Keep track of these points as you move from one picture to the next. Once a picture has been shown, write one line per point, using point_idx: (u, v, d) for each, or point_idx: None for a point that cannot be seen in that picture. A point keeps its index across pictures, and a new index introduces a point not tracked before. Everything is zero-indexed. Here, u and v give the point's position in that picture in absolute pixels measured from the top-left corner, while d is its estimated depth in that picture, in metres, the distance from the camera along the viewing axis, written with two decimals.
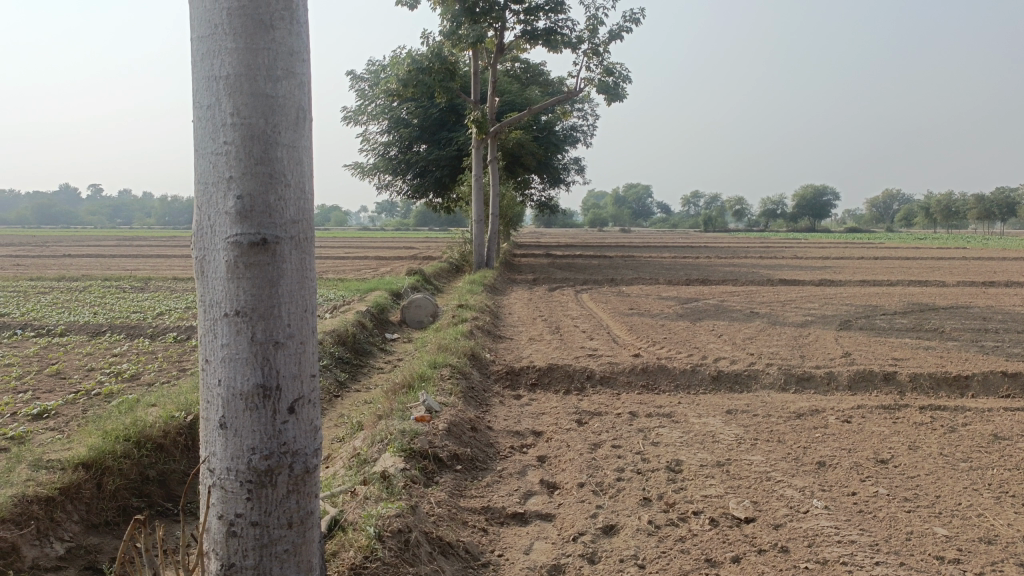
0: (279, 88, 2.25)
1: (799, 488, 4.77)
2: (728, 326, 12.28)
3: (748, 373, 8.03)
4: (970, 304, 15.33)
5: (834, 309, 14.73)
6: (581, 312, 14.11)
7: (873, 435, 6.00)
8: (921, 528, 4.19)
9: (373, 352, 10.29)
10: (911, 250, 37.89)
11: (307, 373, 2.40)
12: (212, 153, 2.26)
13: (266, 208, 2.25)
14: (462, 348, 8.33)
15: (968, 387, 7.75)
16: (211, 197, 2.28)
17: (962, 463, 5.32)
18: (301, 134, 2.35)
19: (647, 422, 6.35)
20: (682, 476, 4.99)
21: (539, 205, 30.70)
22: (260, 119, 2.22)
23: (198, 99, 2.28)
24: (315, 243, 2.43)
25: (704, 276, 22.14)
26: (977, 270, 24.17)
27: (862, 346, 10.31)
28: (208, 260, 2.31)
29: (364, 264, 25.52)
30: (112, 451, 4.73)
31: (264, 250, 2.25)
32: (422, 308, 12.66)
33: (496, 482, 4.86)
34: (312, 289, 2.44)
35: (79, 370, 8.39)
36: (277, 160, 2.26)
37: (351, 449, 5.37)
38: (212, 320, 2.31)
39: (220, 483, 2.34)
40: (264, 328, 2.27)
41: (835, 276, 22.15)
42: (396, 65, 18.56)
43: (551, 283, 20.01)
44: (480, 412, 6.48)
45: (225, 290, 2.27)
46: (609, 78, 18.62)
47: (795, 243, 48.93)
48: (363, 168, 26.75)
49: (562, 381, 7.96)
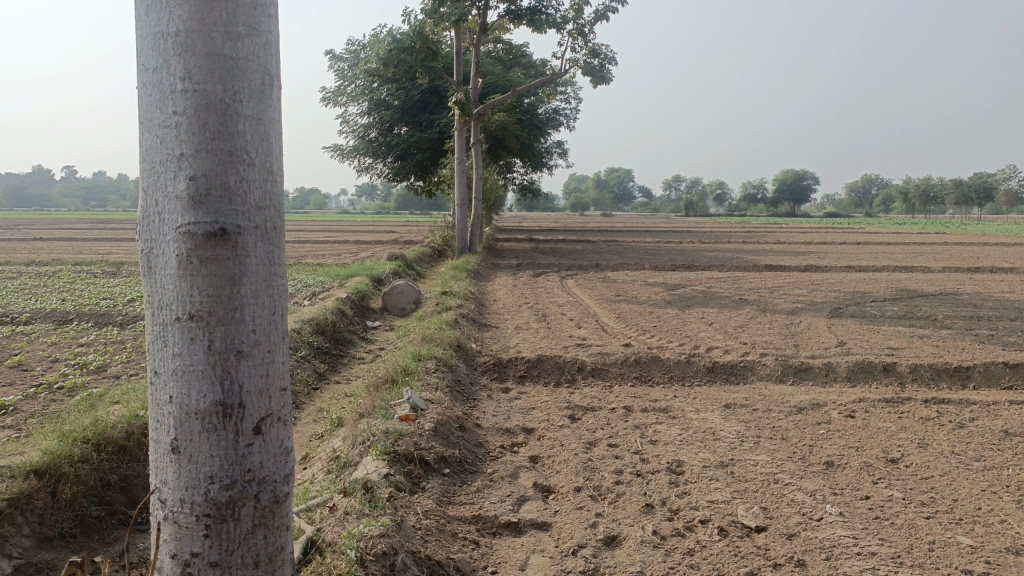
0: (240, 48, 1.87)
1: (809, 493, 4.48)
2: (717, 313, 11.99)
3: (744, 364, 7.74)
4: (959, 290, 15.15)
5: (823, 295, 14.53)
6: (567, 298, 13.77)
7: (879, 431, 5.74)
8: (944, 538, 3.91)
9: (354, 341, 9.89)
10: (894, 235, 37.76)
11: (277, 387, 2.04)
12: (160, 125, 1.88)
13: (224, 192, 1.88)
14: (447, 338, 7.99)
15: (969, 379, 7.51)
16: (159, 178, 1.90)
17: (975, 462, 5.05)
18: (268, 103, 1.96)
19: (642, 418, 6.03)
20: (685, 479, 4.68)
21: (521, 189, 30.33)
22: (217, 84, 1.85)
23: (143, 61, 1.90)
24: (286, 233, 2.06)
25: (688, 261, 21.81)
26: (960, 255, 24.04)
27: (856, 335, 10.07)
28: (156, 253, 1.94)
29: (343, 249, 25.05)
30: (69, 455, 4.32)
31: (223, 242, 1.88)
32: (404, 294, 12.25)
33: (487, 486, 4.52)
34: (283, 289, 2.07)
35: (43, 361, 7.94)
36: (238, 135, 1.89)
37: (331, 451, 5.01)
38: (162, 325, 1.94)
39: (173, 517, 1.99)
40: (223, 335, 1.90)
41: (820, 262, 21.97)
42: (377, 44, 18.07)
43: (536, 268, 19.67)
44: (467, 408, 6.14)
45: (176, 289, 1.90)
46: (594, 60, 18.23)
47: (779, 228, 48.97)
48: (343, 151, 26.28)
49: (552, 372, 7.64)
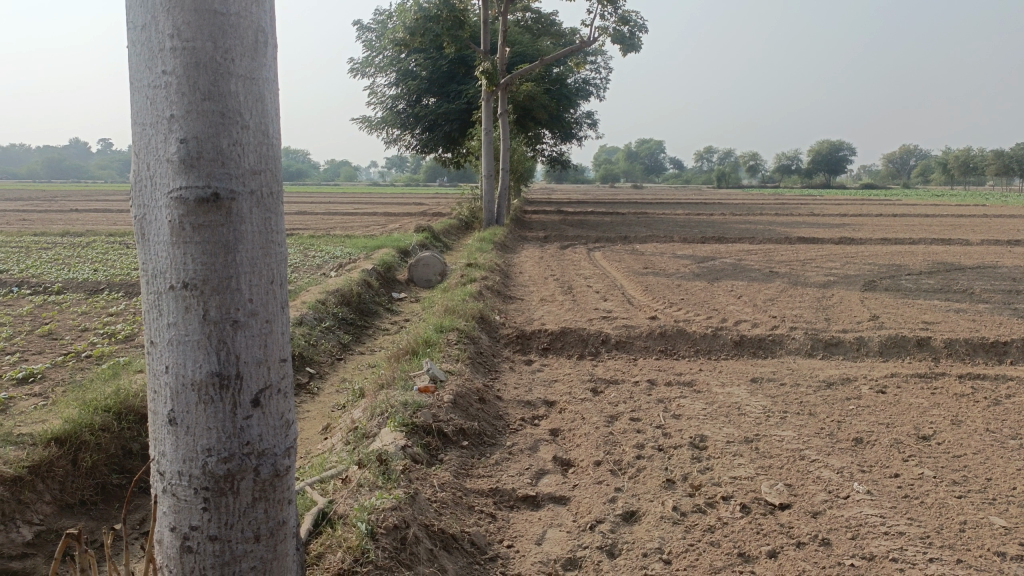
0: (231, 4, 1.79)
1: (836, 470, 4.36)
2: (747, 286, 11.78)
3: (773, 338, 7.58)
4: (997, 263, 14.72)
5: (856, 268, 14.20)
6: (594, 271, 13.65)
7: (911, 407, 5.58)
8: (976, 518, 3.77)
9: (378, 313, 9.89)
10: (930, 207, 36.83)
11: (275, 358, 1.98)
12: (149, 86, 1.80)
13: (217, 154, 1.80)
14: (470, 310, 7.94)
15: (1006, 354, 7.28)
16: (150, 142, 1.83)
17: (1011, 441, 4.88)
18: (262, 63, 1.88)
19: (666, 392, 5.94)
20: (707, 454, 4.59)
21: (550, 160, 30.09)
22: (207, 41, 1.76)
23: (131, 18, 1.82)
24: (284, 199, 1.98)
25: (719, 233, 21.48)
26: (998, 228, 23.42)
27: (889, 309, 9.84)
28: (150, 220, 1.87)
29: (372, 221, 25.06)
30: (89, 424, 4.35)
31: (216, 208, 1.81)
32: (430, 266, 12.19)
33: (505, 459, 4.47)
34: (282, 256, 2.00)
35: (72, 331, 8.02)
36: (230, 96, 1.81)
37: (350, 422, 5.00)
38: (156, 293, 1.88)
39: (171, 490, 1.96)
40: (218, 304, 1.84)
41: (854, 234, 21.49)
42: (404, 13, 17.86)
43: (563, 240, 19.53)
44: (488, 380, 6.09)
45: (169, 256, 1.84)
46: (624, 27, 17.88)
47: (813, 200, 47.94)
48: (371, 122, 26.22)
49: (576, 345, 7.56)
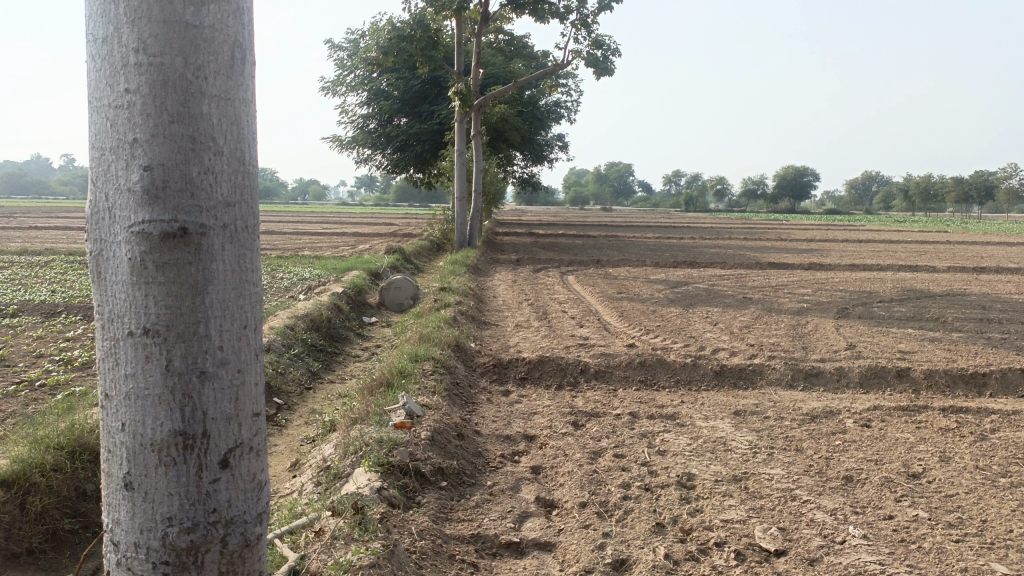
0: (205, 17, 1.59)
1: (829, 512, 4.21)
2: (722, 312, 11.72)
3: (753, 368, 7.46)
4: (966, 291, 14.84)
5: (828, 294, 14.22)
6: (568, 295, 13.49)
7: (897, 443, 5.47)
8: (976, 564, 3.64)
9: (349, 338, 9.61)
10: (896, 233, 37.35)
11: (248, 413, 1.75)
12: (110, 106, 1.59)
13: (186, 184, 1.60)
14: (446, 338, 7.71)
15: (985, 386, 7.23)
16: (109, 169, 1.62)
17: (1002, 478, 4.78)
18: (240, 81, 1.67)
19: (650, 426, 5.76)
20: (696, 495, 4.41)
21: (521, 182, 30.10)
22: (177, 57, 1.56)
23: (91, 30, 1.62)
24: (260, 232, 1.76)
25: (690, 258, 21.51)
26: (963, 255, 23.76)
27: (864, 337, 9.81)
28: (107, 256, 1.65)
29: (341, 242, 24.72)
30: (40, 464, 4.06)
31: (183, 245, 1.60)
32: (402, 290, 11.94)
33: (487, 501, 4.23)
34: (257, 298, 1.77)
35: (27, 357, 7.64)
36: (201, 119, 1.60)
37: (321, 459, 4.75)
38: (112, 339, 1.66)
39: (127, 563, 1.73)
40: (184, 353, 1.62)
41: (824, 260, 21.64)
42: (377, 33, 17.74)
43: (535, 263, 19.41)
44: (465, 413, 5.88)
45: (128, 299, 1.62)
46: (597, 52, 17.94)
47: (780, 224, 48.56)
48: (343, 142, 26.00)
49: (554, 375, 7.37)
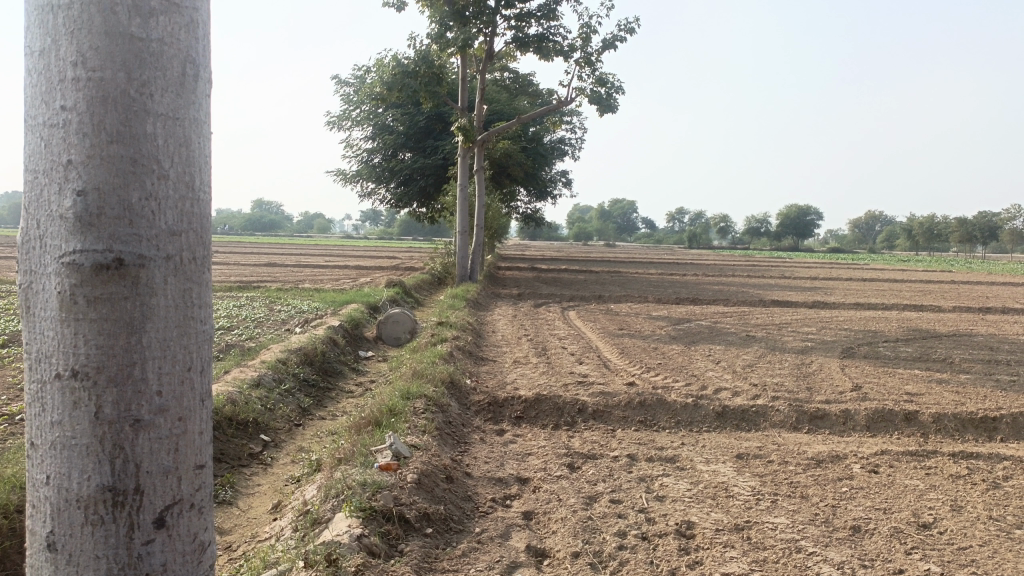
0: (154, 30, 1.45)
1: (836, 565, 3.97)
2: (724, 350, 11.50)
3: (757, 410, 7.24)
4: (973, 332, 14.61)
5: (833, 333, 14.01)
6: (568, 331, 13.30)
7: (907, 490, 5.23)
8: None
9: (343, 373, 9.41)
10: (901, 272, 37.17)
11: (190, 466, 1.56)
12: (44, 124, 1.44)
13: (123, 211, 1.44)
14: (440, 374, 7.51)
15: (996, 431, 6.99)
16: (40, 193, 1.46)
17: (1017, 530, 4.55)
18: (190, 99, 1.52)
19: (648, 469, 5.54)
20: (696, 545, 4.19)
21: (524, 217, 30.10)
22: (119, 71, 1.42)
23: (29, 42, 1.47)
24: (211, 266, 1.60)
25: (693, 294, 21.31)
26: (970, 295, 23.51)
27: (871, 378, 9.57)
28: (36, 289, 1.49)
29: (342, 274, 24.63)
30: (3, 506, 3.87)
31: (118, 278, 1.43)
32: (400, 324, 11.76)
33: (474, 549, 4.01)
34: (206, 337, 1.60)
35: (11, 389, 7.46)
36: (145, 139, 1.45)
37: (302, 502, 4.54)
38: (39, 382, 1.49)
39: None
40: (116, 399, 1.45)
41: (827, 298, 21.43)
42: (381, 69, 17.85)
43: (537, 298, 19.27)
44: (456, 454, 5.66)
45: (56, 337, 1.45)
46: (601, 89, 17.98)
47: (783, 262, 48.58)
48: (346, 175, 26.06)
49: (550, 414, 7.14)
